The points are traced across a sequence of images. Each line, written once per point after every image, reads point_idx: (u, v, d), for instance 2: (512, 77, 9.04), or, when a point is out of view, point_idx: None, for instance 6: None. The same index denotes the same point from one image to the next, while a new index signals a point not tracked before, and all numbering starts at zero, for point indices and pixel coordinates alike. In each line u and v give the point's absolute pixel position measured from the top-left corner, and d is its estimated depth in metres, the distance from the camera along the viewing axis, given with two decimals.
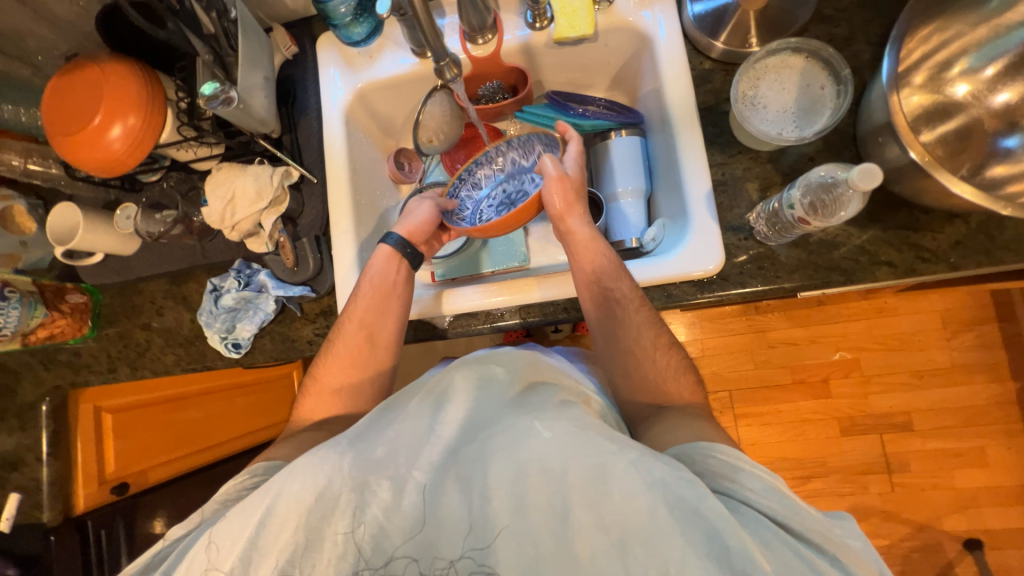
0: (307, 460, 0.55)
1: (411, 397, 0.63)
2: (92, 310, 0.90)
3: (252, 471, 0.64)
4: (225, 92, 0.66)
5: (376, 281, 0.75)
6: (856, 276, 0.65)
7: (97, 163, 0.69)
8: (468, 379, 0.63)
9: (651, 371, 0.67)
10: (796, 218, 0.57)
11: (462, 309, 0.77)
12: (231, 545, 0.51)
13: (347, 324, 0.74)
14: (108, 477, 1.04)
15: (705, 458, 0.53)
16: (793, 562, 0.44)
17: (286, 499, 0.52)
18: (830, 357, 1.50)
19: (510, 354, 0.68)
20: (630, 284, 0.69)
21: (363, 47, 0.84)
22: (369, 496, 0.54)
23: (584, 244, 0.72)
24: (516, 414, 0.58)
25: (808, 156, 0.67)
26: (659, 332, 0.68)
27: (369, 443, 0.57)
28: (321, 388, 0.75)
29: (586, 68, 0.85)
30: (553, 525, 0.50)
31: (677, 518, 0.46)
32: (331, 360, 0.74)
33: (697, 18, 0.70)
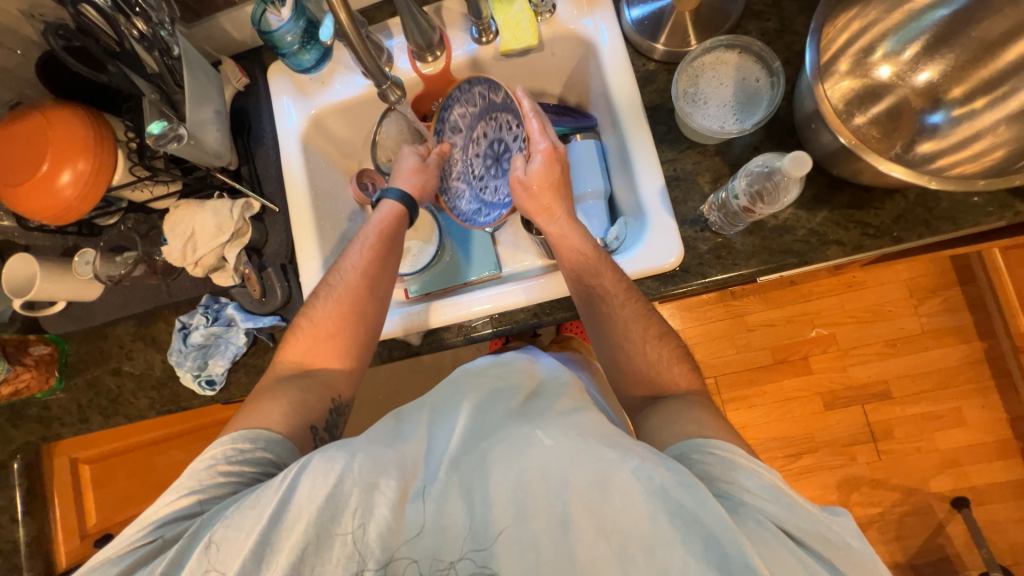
0: (319, 457, 0.53)
1: (417, 412, 0.63)
2: (58, 360, 0.88)
3: (250, 440, 0.62)
4: (174, 129, 0.66)
5: (372, 232, 0.76)
6: (809, 257, 0.67)
7: (49, 211, 0.68)
8: (478, 387, 0.63)
9: (644, 363, 0.66)
10: (741, 208, 0.60)
11: (448, 320, 0.77)
12: (241, 533, 0.50)
13: (348, 273, 0.73)
14: (90, 530, 1.03)
15: (704, 458, 0.52)
16: (790, 562, 0.44)
17: (299, 499, 0.51)
18: (808, 334, 1.54)
19: (506, 366, 0.67)
20: (613, 279, 0.69)
21: (314, 73, 0.84)
22: (377, 497, 0.51)
23: (571, 247, 0.73)
24: (518, 422, 0.55)
25: (753, 146, 0.69)
26: (646, 325, 0.67)
27: (380, 447, 0.55)
28: (304, 335, 0.71)
29: (537, 77, 0.86)
30: (554, 533, 0.47)
31: (678, 528, 0.45)
32: (326, 304, 0.71)
33: (636, 22, 0.73)
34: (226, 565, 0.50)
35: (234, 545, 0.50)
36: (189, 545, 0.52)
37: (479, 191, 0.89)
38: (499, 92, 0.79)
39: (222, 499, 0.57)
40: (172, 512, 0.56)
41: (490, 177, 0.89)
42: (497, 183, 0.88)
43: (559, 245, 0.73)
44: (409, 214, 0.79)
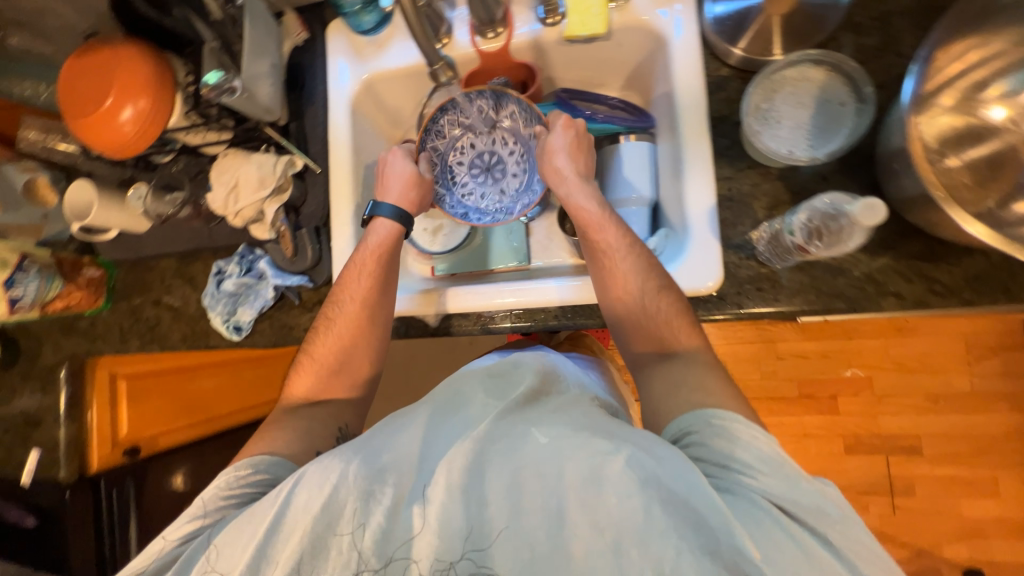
0: (315, 469, 0.54)
1: (416, 406, 0.60)
2: (107, 284, 0.94)
3: (254, 466, 0.64)
4: (229, 81, 0.67)
5: (368, 252, 0.75)
6: (861, 305, 0.62)
7: (111, 144, 0.71)
8: (483, 392, 0.58)
9: (644, 316, 0.64)
10: (795, 245, 0.57)
11: (467, 308, 0.77)
12: (236, 556, 0.52)
13: (347, 305, 0.73)
14: (120, 440, 1.10)
15: (700, 425, 0.53)
16: (785, 546, 0.43)
17: (295, 507, 0.52)
18: (841, 373, 1.46)
19: (516, 363, 0.61)
20: (616, 234, 0.67)
21: (372, 36, 0.82)
22: (374, 504, 0.51)
23: (577, 204, 0.70)
24: (513, 419, 0.54)
25: (822, 176, 0.63)
26: (646, 277, 0.65)
27: (375, 451, 0.55)
28: (309, 367, 0.74)
29: (599, 66, 0.81)
30: (548, 528, 0.47)
31: (671, 515, 0.44)
32: (327, 339, 0.74)
33: (717, 21, 0.66)
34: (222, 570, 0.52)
35: (227, 563, 0.52)
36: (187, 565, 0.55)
37: (463, 197, 0.83)
38: (507, 103, 0.80)
39: (225, 517, 0.59)
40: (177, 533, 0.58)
41: (477, 185, 0.84)
42: (485, 191, 0.83)
43: (568, 202, 0.71)
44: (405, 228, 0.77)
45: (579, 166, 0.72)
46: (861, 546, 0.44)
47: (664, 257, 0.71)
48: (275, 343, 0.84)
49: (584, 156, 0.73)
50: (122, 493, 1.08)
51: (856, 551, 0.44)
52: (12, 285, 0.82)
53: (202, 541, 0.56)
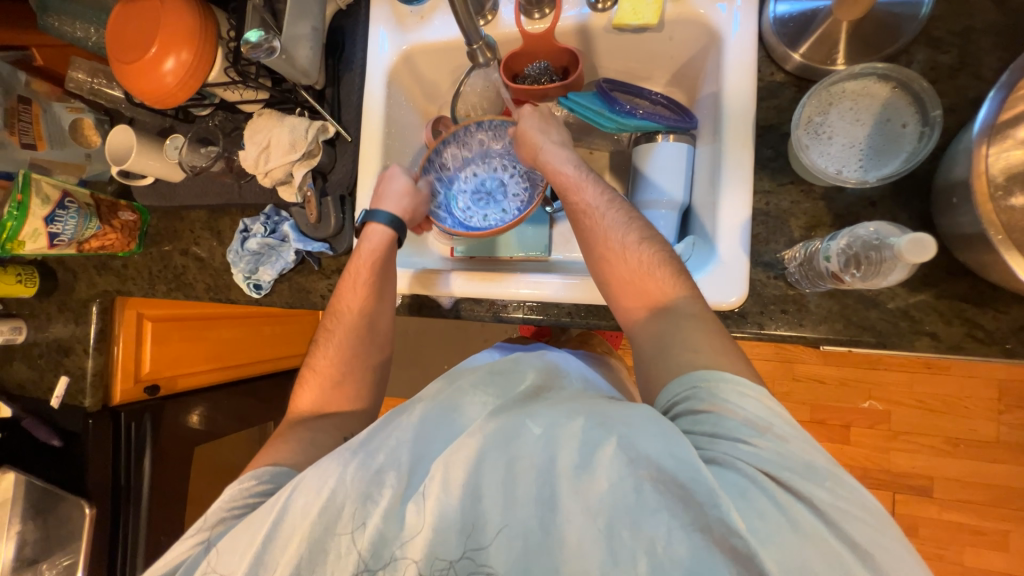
0: (314, 473, 0.54)
1: (411, 401, 0.60)
2: (139, 229, 0.97)
3: (258, 475, 0.64)
4: (269, 41, 0.66)
5: (363, 257, 0.76)
6: (891, 341, 0.59)
7: (153, 93, 0.72)
8: (481, 387, 0.59)
9: (628, 272, 0.61)
10: (830, 271, 0.53)
11: (483, 293, 0.76)
12: (232, 566, 0.52)
13: (347, 315, 0.76)
14: (143, 376, 1.16)
15: (684, 391, 0.51)
16: (771, 514, 0.42)
17: (292, 515, 0.52)
18: (858, 403, 1.41)
19: (517, 361, 0.62)
20: (594, 192, 0.67)
21: (415, 6, 0.80)
22: (371, 505, 0.51)
23: (553, 168, 0.70)
24: (509, 413, 0.53)
25: (869, 200, 0.59)
26: (627, 230, 0.63)
27: (370, 451, 0.55)
28: (310, 383, 0.76)
29: (646, 59, 0.77)
30: (540, 516, 0.47)
31: (662, 495, 0.44)
32: (329, 349, 0.77)
33: (778, 21, 0.62)
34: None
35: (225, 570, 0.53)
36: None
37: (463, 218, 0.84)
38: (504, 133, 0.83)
39: (224, 529, 0.59)
40: (179, 552, 0.58)
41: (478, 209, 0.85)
42: (486, 213, 0.84)
43: (545, 169, 0.71)
44: (398, 236, 0.77)
45: (555, 136, 0.73)
46: (852, 507, 0.43)
47: (692, 263, 0.68)
48: (292, 305, 0.86)
49: (554, 126, 0.75)
50: (140, 428, 1.12)
51: (845, 513, 0.43)
52: (53, 221, 0.85)
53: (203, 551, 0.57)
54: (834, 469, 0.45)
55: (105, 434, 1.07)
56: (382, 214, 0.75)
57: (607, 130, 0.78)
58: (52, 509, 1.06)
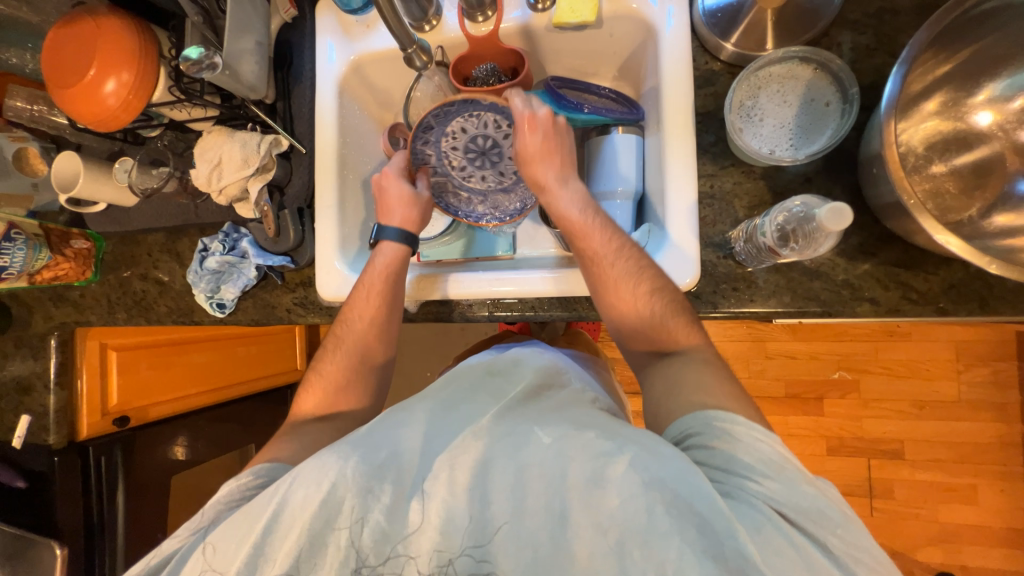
0: (312, 464, 0.52)
1: (414, 402, 0.59)
2: (95, 256, 0.95)
3: (254, 471, 0.62)
4: (211, 58, 0.65)
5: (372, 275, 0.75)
6: (835, 309, 0.62)
7: (95, 117, 0.71)
8: (485, 390, 0.60)
9: (642, 324, 0.63)
10: (767, 246, 0.56)
11: (466, 294, 0.77)
12: (227, 553, 0.51)
13: (356, 323, 0.75)
14: (110, 409, 1.12)
15: (699, 425, 0.52)
16: (784, 550, 0.42)
17: (292, 505, 0.50)
18: (829, 375, 1.46)
19: (516, 363, 0.64)
20: (603, 239, 0.66)
21: (360, 16, 0.81)
22: (372, 501, 0.50)
23: (560, 210, 0.68)
24: (516, 418, 0.54)
25: (805, 177, 0.62)
26: (639, 280, 0.63)
27: (374, 445, 0.53)
28: (315, 386, 0.75)
29: (591, 55, 0.80)
30: (551, 528, 0.47)
31: (675, 518, 0.43)
32: (337, 356, 0.75)
33: (708, 14, 0.65)
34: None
35: (221, 557, 0.51)
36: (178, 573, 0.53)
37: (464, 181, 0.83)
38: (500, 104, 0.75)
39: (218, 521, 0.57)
40: (168, 545, 0.56)
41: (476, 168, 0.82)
42: (485, 174, 0.82)
43: (552, 209, 0.69)
44: (409, 249, 0.77)
45: (555, 172, 0.69)
46: (861, 552, 0.44)
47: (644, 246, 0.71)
48: (259, 321, 0.85)
49: (561, 145, 0.71)
50: (110, 460, 1.09)
51: (856, 558, 0.43)
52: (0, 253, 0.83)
53: (198, 538, 0.55)
54: (843, 513, 0.46)
55: (73, 470, 1.04)
56: (389, 231, 0.76)
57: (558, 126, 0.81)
58: (21, 552, 1.02)
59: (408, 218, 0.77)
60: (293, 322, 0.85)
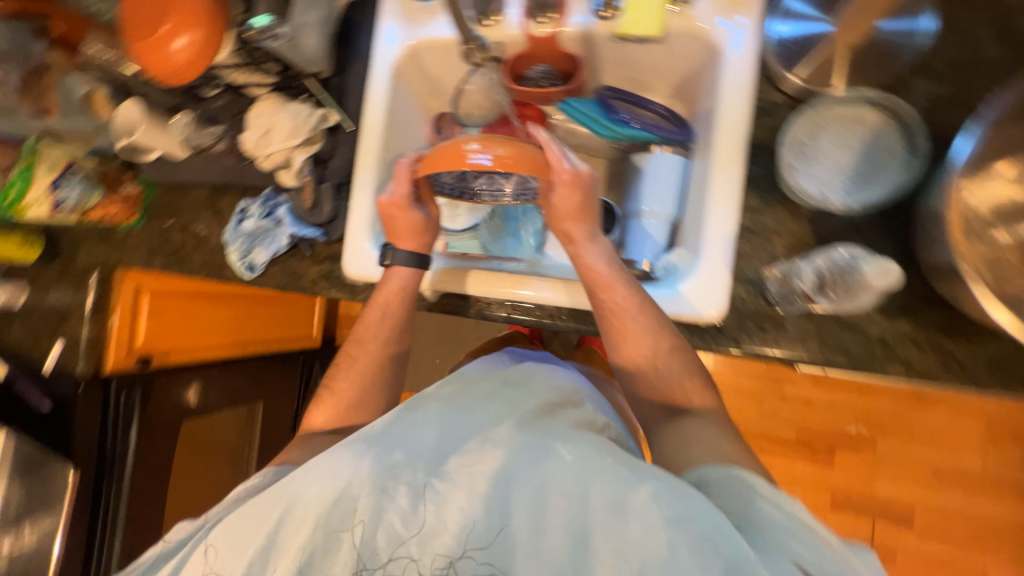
0: (325, 461, 0.55)
1: (428, 399, 0.61)
2: (142, 202, 0.99)
3: (263, 472, 0.65)
4: (275, 30, 0.68)
5: (389, 289, 0.77)
6: (865, 366, 0.59)
7: (162, 70, 0.73)
8: (502, 398, 0.61)
9: (656, 379, 0.65)
10: (804, 290, 0.58)
11: (482, 291, 0.78)
12: (233, 545, 0.52)
13: (372, 343, 0.78)
14: (135, 348, 1.18)
15: (720, 475, 0.52)
16: None
17: (305, 499, 0.53)
18: (845, 428, 1.41)
19: (529, 375, 0.65)
20: (626, 294, 0.65)
21: (425, 3, 0.82)
22: (387, 501, 0.51)
23: (587, 264, 0.68)
24: (537, 431, 0.55)
25: (854, 224, 0.60)
26: (658, 337, 0.63)
27: (387, 446, 0.55)
28: (326, 404, 0.76)
29: (647, 70, 0.78)
30: (570, 549, 0.47)
31: (699, 557, 0.42)
32: (350, 374, 0.78)
33: (781, 43, 0.64)
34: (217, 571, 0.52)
35: (224, 543, 0.53)
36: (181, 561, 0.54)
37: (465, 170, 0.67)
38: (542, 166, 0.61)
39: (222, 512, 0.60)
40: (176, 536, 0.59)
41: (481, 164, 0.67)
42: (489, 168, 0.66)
43: (577, 260, 0.68)
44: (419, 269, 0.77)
45: (586, 229, 0.68)
46: None
47: (656, 286, 0.70)
48: (283, 287, 0.87)
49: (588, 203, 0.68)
50: (130, 397, 1.15)
51: None
52: (58, 187, 0.90)
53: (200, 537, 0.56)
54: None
55: (94, 400, 1.10)
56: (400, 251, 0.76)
57: (603, 136, 0.81)
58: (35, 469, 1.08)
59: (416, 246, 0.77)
60: (314, 293, 0.87)
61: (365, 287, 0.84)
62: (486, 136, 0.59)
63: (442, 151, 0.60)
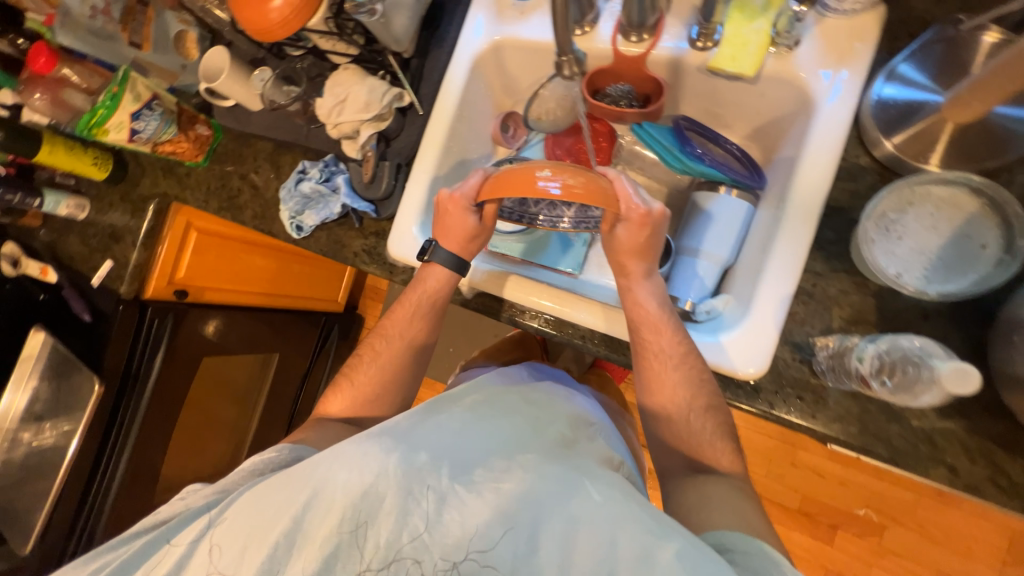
0: (353, 451, 0.56)
1: (453, 412, 0.65)
2: (210, 144, 1.02)
3: (282, 448, 0.69)
4: (372, 6, 0.68)
5: (421, 289, 0.78)
6: (905, 462, 0.56)
7: (254, 24, 0.75)
8: (526, 427, 0.64)
9: (689, 435, 0.64)
10: (858, 373, 0.52)
11: (517, 296, 0.77)
12: (255, 530, 0.53)
13: (395, 343, 0.80)
14: (176, 279, 1.23)
15: (744, 546, 0.50)
16: None
17: (332, 487, 0.53)
18: (854, 509, 1.37)
19: (552, 403, 0.71)
20: (671, 340, 0.64)
21: (518, 2, 0.81)
22: (412, 504, 0.52)
23: (636, 299, 0.67)
24: (562, 466, 0.57)
25: (923, 310, 0.57)
26: (696, 392, 0.62)
27: (414, 448, 0.56)
28: (347, 393, 0.79)
29: (731, 108, 0.75)
30: None
31: None
32: (371, 368, 0.80)
33: (880, 105, 0.60)
34: (225, 563, 0.53)
35: (241, 525, 0.54)
36: (188, 546, 0.55)
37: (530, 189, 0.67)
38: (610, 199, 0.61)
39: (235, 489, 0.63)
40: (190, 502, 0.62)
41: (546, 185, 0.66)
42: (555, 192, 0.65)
43: (627, 296, 0.68)
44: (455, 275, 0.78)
45: (644, 267, 0.67)
46: None
47: (692, 329, 0.69)
48: (325, 254, 0.89)
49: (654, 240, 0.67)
50: (161, 326, 1.18)
51: None
52: (138, 119, 0.90)
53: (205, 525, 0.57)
54: None
55: (129, 320, 1.15)
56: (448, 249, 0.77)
57: (672, 168, 0.78)
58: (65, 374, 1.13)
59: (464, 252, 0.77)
60: (354, 266, 0.88)
61: (404, 269, 0.86)
62: (561, 166, 0.60)
63: (515, 173, 0.62)
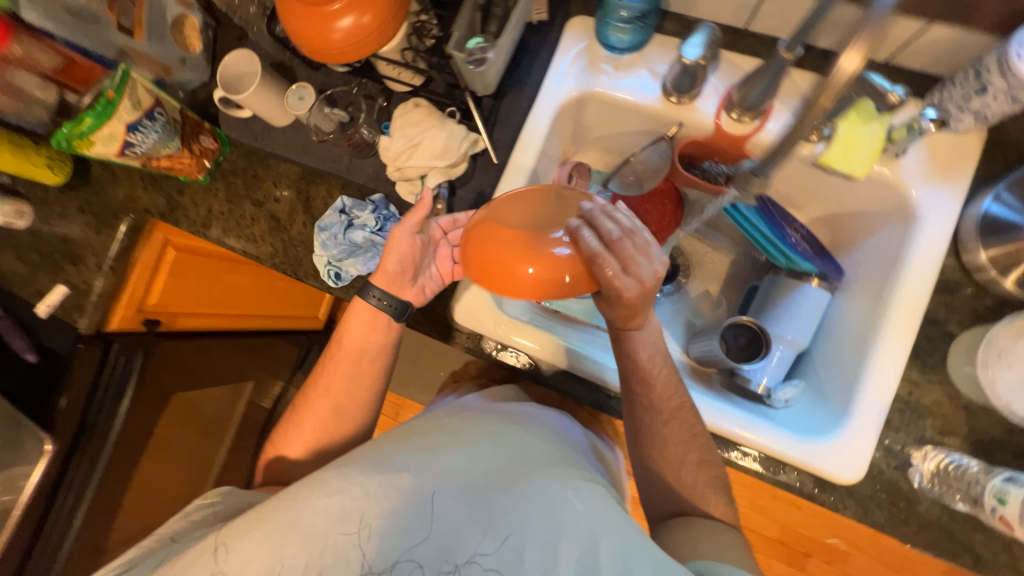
0: (332, 475, 0.53)
1: (433, 429, 0.62)
2: (215, 159, 0.85)
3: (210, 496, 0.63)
4: (483, 52, 0.61)
5: (353, 340, 0.72)
6: (984, 566, 0.60)
7: (311, 43, 0.63)
8: (508, 437, 0.62)
9: None
10: (1002, 516, 0.55)
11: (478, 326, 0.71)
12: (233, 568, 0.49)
13: (319, 402, 0.71)
14: (147, 307, 1.01)
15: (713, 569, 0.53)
16: None
17: (311, 513, 0.50)
18: (824, 538, 1.51)
19: (534, 417, 0.69)
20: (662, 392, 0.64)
21: (615, 54, 0.75)
22: (400, 523, 0.50)
23: (630, 351, 0.64)
24: (545, 476, 0.56)
25: (1007, 426, 0.61)
26: (691, 448, 0.64)
27: (394, 468, 0.54)
28: (305, 431, 0.71)
29: (812, 195, 0.77)
30: None
31: None
32: (292, 439, 0.70)
33: (985, 220, 0.62)
34: None
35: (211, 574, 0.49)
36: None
37: None
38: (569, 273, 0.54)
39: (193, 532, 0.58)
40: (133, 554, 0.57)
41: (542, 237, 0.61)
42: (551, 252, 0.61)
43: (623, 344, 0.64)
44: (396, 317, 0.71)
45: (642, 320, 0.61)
46: None
47: (771, 419, 0.70)
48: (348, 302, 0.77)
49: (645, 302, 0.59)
50: (128, 363, 0.98)
51: None
52: (135, 131, 0.71)
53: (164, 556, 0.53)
54: None
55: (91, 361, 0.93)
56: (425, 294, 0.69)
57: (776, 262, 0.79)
58: None
59: (393, 276, 0.70)
60: None
61: (466, 336, 0.75)
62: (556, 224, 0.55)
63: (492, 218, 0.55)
